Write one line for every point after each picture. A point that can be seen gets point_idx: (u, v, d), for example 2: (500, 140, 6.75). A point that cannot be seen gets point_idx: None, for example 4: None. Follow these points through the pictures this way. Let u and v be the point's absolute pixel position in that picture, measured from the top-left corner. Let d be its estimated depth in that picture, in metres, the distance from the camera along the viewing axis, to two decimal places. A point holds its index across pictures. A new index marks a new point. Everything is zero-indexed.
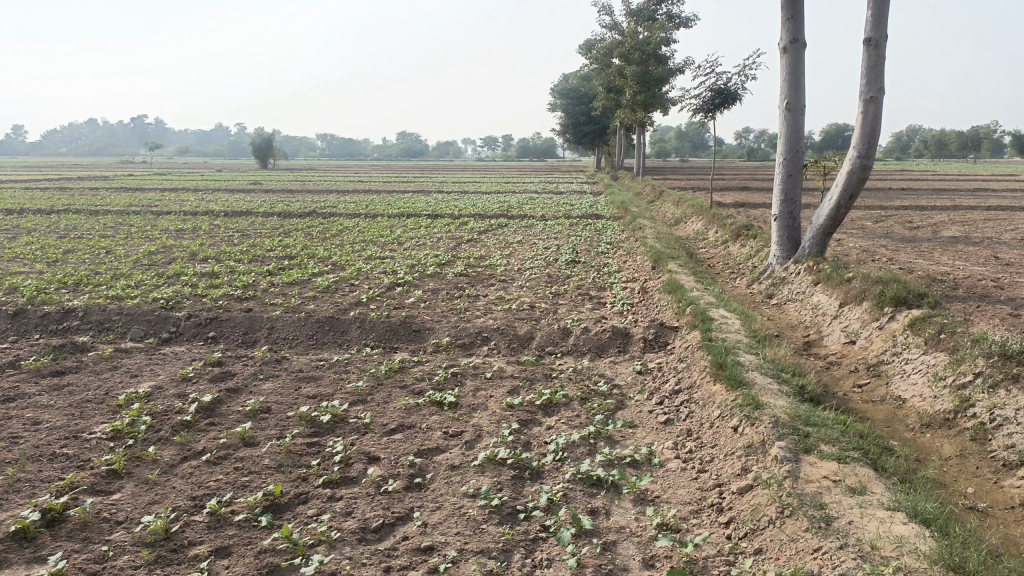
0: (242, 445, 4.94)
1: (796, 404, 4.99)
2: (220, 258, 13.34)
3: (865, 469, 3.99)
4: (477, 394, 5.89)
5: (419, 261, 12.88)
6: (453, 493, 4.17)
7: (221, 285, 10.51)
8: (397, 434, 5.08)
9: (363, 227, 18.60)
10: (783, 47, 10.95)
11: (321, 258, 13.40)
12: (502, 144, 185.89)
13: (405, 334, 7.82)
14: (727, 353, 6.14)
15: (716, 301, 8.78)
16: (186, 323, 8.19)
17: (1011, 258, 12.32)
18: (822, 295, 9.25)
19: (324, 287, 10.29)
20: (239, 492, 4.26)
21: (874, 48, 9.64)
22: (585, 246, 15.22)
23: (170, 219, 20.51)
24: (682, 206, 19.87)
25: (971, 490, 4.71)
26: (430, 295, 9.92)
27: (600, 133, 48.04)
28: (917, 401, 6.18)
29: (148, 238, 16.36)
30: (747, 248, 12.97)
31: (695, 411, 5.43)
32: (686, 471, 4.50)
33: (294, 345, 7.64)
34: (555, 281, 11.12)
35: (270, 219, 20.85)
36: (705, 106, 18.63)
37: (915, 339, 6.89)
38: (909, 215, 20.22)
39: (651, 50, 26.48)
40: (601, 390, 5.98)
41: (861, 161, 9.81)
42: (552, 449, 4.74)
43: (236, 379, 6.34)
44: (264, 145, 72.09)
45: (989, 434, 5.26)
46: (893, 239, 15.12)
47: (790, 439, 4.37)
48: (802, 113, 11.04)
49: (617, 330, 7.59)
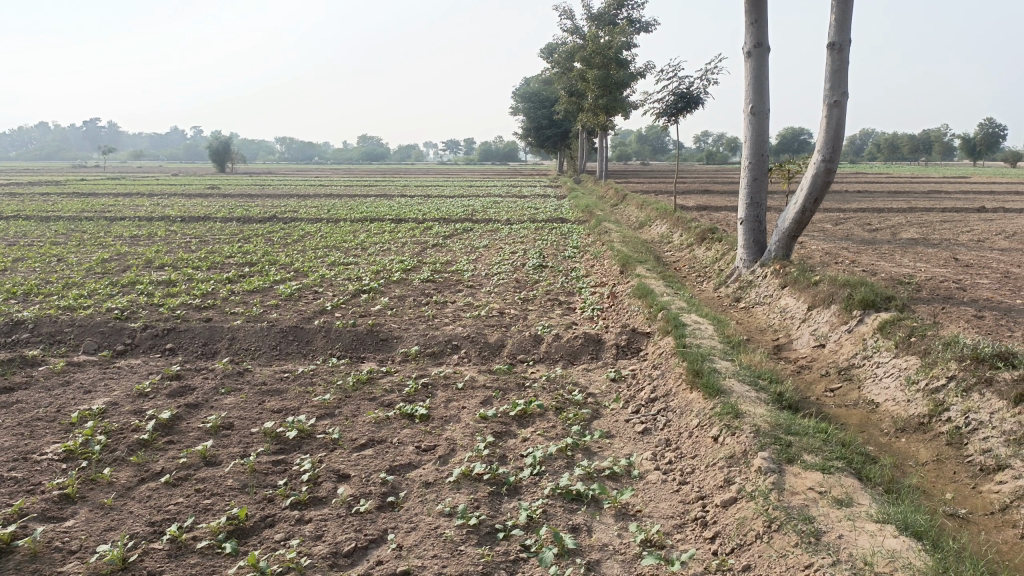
0: (204, 464, 4.71)
1: (775, 412, 4.92)
2: (177, 265, 12.96)
3: (850, 479, 3.94)
4: (449, 406, 5.72)
5: (384, 267, 12.66)
6: (428, 513, 4.01)
7: (179, 293, 10.16)
8: (367, 449, 4.89)
9: (325, 232, 18.28)
10: (746, 51, 10.96)
11: (283, 264, 13.09)
12: (464, 147, 185.60)
13: (372, 343, 7.61)
14: (702, 360, 6.05)
15: (686, 305, 8.73)
16: (143, 334, 7.87)
17: (970, 259, 12.55)
18: (790, 298, 9.26)
19: (287, 295, 10.01)
20: (201, 516, 4.03)
21: (837, 53, 9.68)
22: (552, 250, 15.13)
23: (124, 225, 19.94)
24: (646, 209, 19.90)
25: (950, 496, 4.73)
26: (397, 302, 9.72)
27: (562, 136, 48.13)
28: (890, 405, 6.17)
29: (101, 244, 15.83)
30: (712, 251, 13.00)
31: (672, 419, 5.34)
32: (666, 483, 4.40)
33: (257, 355, 7.38)
34: (523, 286, 10.99)
35: (229, 225, 20.41)
36: (667, 110, 18.68)
37: (885, 343, 6.90)
38: (867, 217, 20.54)
39: (612, 54, 26.52)
40: (575, 399, 5.86)
41: (825, 165, 9.85)
42: (529, 463, 4.60)
43: (195, 393, 6.08)
44: (222, 148, 70.83)
45: (964, 438, 5.27)
46: (855, 241, 15.30)
47: (772, 449, 4.29)
48: (767, 117, 11.06)
49: (588, 336, 7.49)
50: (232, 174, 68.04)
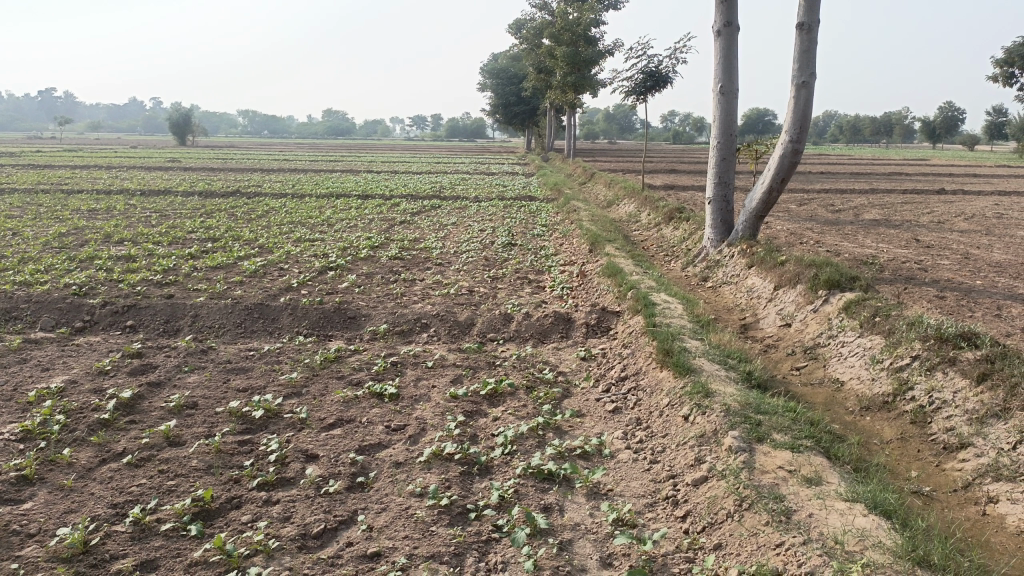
0: (167, 445, 4.60)
1: (745, 391, 4.95)
2: (137, 240, 12.66)
3: (819, 458, 3.97)
4: (419, 385, 5.67)
5: (351, 244, 12.50)
6: (399, 493, 3.96)
7: (139, 269, 9.92)
8: (335, 429, 4.82)
9: (289, 208, 17.99)
10: (716, 30, 10.94)
11: (247, 240, 12.85)
12: (432, 123, 183.95)
13: (340, 321, 7.51)
14: (673, 339, 6.07)
15: (656, 285, 8.75)
16: (102, 311, 7.67)
17: (931, 240, 12.79)
18: (756, 278, 9.34)
19: (251, 272, 9.83)
20: (165, 497, 3.94)
21: (806, 34, 9.70)
22: (520, 227, 15.09)
23: (82, 199, 19.41)
24: (615, 187, 19.91)
25: (914, 473, 4.84)
26: (364, 279, 9.60)
27: (530, 114, 47.89)
28: (855, 383, 6.26)
29: (58, 218, 15.40)
30: (680, 231, 13.06)
31: (643, 398, 5.35)
32: (638, 462, 4.40)
33: (221, 333, 7.23)
34: (492, 264, 10.94)
35: (191, 199, 19.99)
36: (637, 88, 18.65)
37: (850, 322, 6.98)
38: (830, 198, 20.81)
39: (581, 31, 26.39)
40: (546, 378, 5.84)
41: (793, 145, 9.91)
42: (500, 442, 4.57)
43: (158, 372, 5.94)
44: (182, 121, 69.23)
45: (928, 417, 5.38)
46: (819, 222, 15.49)
47: (742, 428, 4.31)
48: (736, 97, 11.08)
49: (559, 315, 7.47)
50: (193, 146, 66.56)
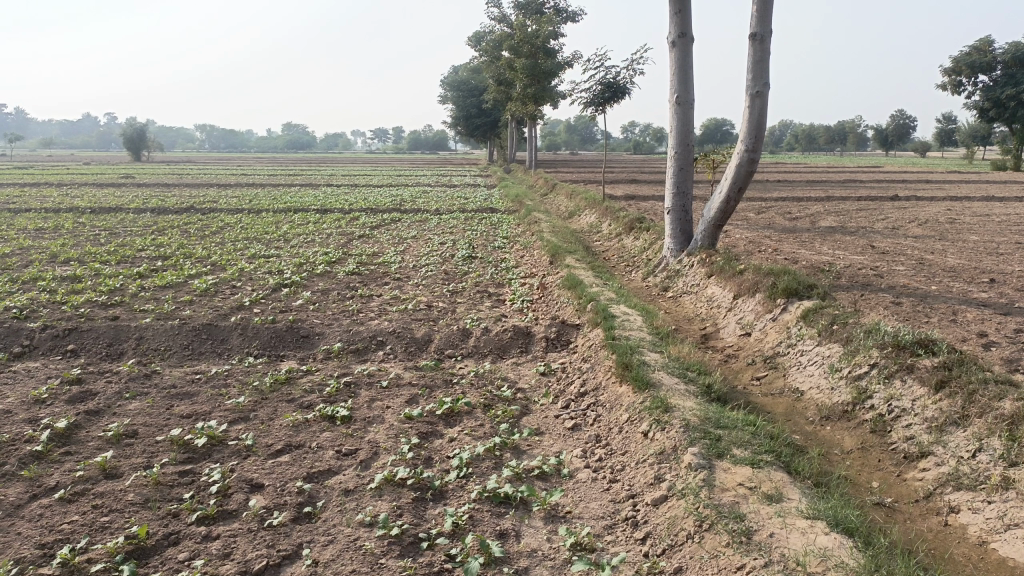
0: (103, 477, 4.35)
1: (704, 405, 4.86)
2: (84, 259, 12.26)
3: (780, 473, 3.88)
4: (373, 406, 5.48)
5: (307, 260, 12.24)
6: (348, 523, 3.78)
7: (84, 290, 9.57)
8: (283, 455, 4.62)
9: (246, 223, 17.64)
10: (671, 41, 10.97)
11: (199, 258, 12.53)
12: (393, 136, 183.35)
13: (292, 341, 7.29)
14: (632, 352, 5.97)
15: (616, 296, 8.67)
16: (41, 335, 7.33)
17: (886, 246, 12.94)
18: (716, 287, 9.32)
19: (202, 291, 9.54)
20: (97, 535, 3.70)
21: (759, 44, 9.75)
22: (481, 240, 14.96)
23: (28, 218, 18.82)
24: (576, 198, 19.88)
25: (876, 484, 4.80)
26: (320, 296, 9.37)
27: (491, 126, 47.93)
28: (814, 392, 6.23)
29: (3, 238, 14.89)
30: (641, 241, 13.05)
31: (602, 414, 5.24)
32: (597, 481, 4.27)
33: (167, 356, 6.95)
34: (452, 278, 10.78)
35: (143, 216, 19.49)
36: (595, 99, 18.68)
37: (809, 331, 6.97)
38: (788, 206, 21.05)
39: (540, 43, 26.47)
40: (504, 395, 5.69)
41: (749, 155, 9.94)
42: (455, 465, 4.41)
43: (97, 399, 5.66)
44: (137, 136, 67.87)
45: (888, 425, 5.36)
46: (777, 230, 15.62)
47: (702, 443, 4.21)
48: (691, 107, 11.11)
49: (517, 329, 7.34)
50: (150, 163, 65.23)
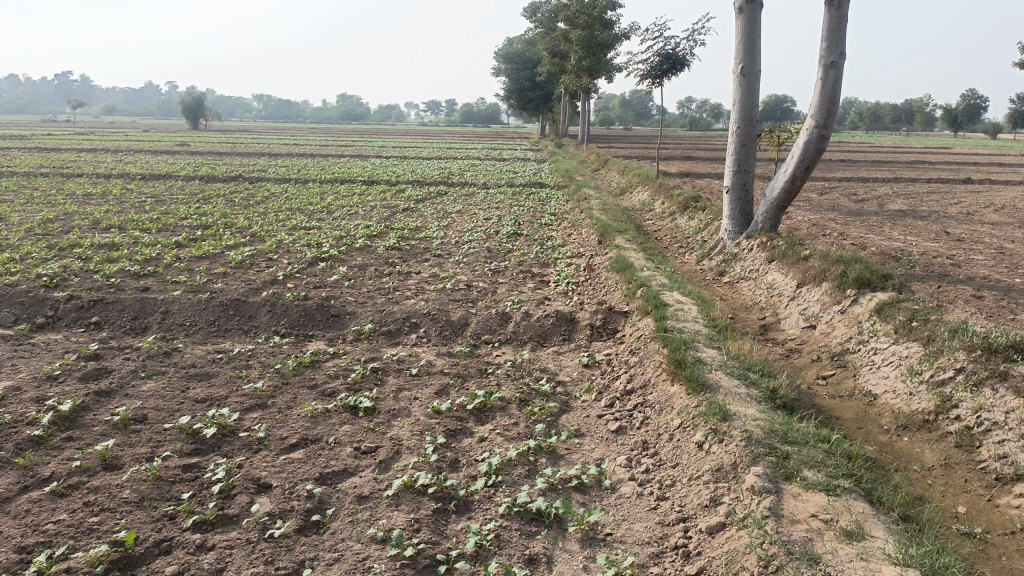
0: (101, 469, 4.00)
1: (768, 413, 4.27)
2: (125, 227, 12.10)
3: (860, 503, 3.30)
4: (400, 397, 5.04)
5: (347, 232, 11.88)
6: (358, 539, 3.34)
7: (119, 259, 9.35)
8: (296, 451, 4.21)
9: (291, 194, 17.37)
10: (738, 7, 10.16)
11: (240, 228, 12.28)
12: (446, 108, 182.63)
13: (322, 320, 6.89)
14: (685, 347, 5.37)
15: (668, 282, 8.06)
16: (66, 306, 7.07)
17: (962, 233, 12.00)
18: (777, 273, 8.64)
19: (237, 263, 9.23)
20: (81, 540, 3.33)
21: (835, 10, 8.91)
22: (528, 216, 14.44)
23: (79, 184, 18.89)
24: (629, 174, 19.12)
25: (963, 509, 4.21)
26: (356, 272, 8.98)
27: (545, 99, 47.08)
28: (890, 397, 5.59)
29: (51, 203, 14.90)
30: (695, 221, 12.37)
31: (651, 416, 4.71)
32: (642, 499, 3.75)
33: (192, 332, 6.62)
34: (495, 255, 10.31)
35: (191, 184, 19.41)
36: (652, 72, 17.83)
37: (883, 327, 6.29)
38: (852, 187, 19.96)
39: (596, 14, 25.53)
40: (542, 390, 5.18)
41: (819, 131, 9.19)
42: (484, 471, 3.94)
43: (111, 378, 5.35)
44: (194, 104, 68.70)
45: (976, 440, 4.75)
46: (842, 212, 14.75)
47: (766, 461, 3.64)
48: (757, 79, 10.33)
49: (561, 315, 6.82)
50: (208, 131, 65.75)
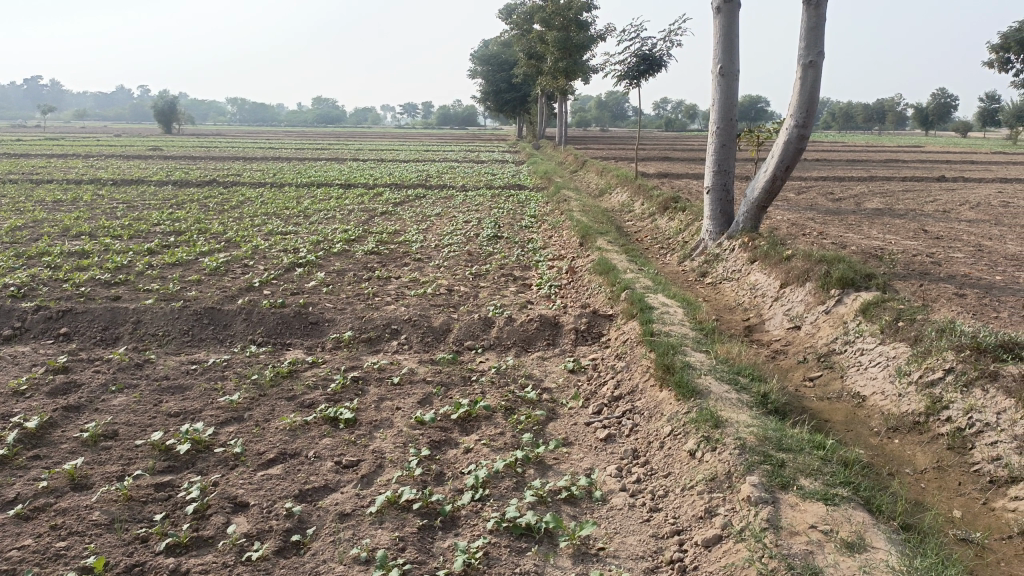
0: (69, 490, 3.81)
1: (760, 419, 4.18)
2: (96, 234, 11.81)
3: (859, 512, 3.21)
4: (381, 407, 4.89)
5: (324, 237, 11.69)
6: (340, 560, 3.19)
7: (89, 267, 9.09)
8: (275, 466, 4.05)
9: (266, 198, 17.12)
10: (716, 6, 10.11)
11: (214, 233, 12.04)
12: (423, 110, 182.15)
13: (300, 328, 6.71)
14: (673, 352, 5.27)
15: (653, 284, 7.97)
16: (33, 317, 6.83)
17: (939, 231, 12.05)
18: (759, 274, 8.58)
19: (211, 269, 9.01)
20: (47, 567, 3.15)
21: (814, 10, 8.87)
22: (508, 218, 14.32)
23: (48, 189, 18.49)
24: (607, 175, 19.07)
25: (959, 514, 4.13)
26: (335, 277, 8.80)
27: (521, 101, 47.01)
28: (879, 399, 5.53)
29: (19, 210, 14.53)
30: (676, 221, 12.32)
31: (640, 424, 4.60)
32: (635, 510, 3.64)
33: (165, 342, 6.42)
34: (475, 259, 10.17)
35: (164, 189, 19.09)
36: (630, 72, 17.78)
37: (870, 327, 6.23)
38: (829, 186, 20.04)
39: (572, 15, 25.49)
40: (527, 397, 5.05)
41: (799, 130, 9.14)
42: (470, 485, 3.81)
43: (80, 392, 5.14)
44: (167, 108, 67.79)
45: (968, 442, 4.69)
46: (820, 211, 14.79)
47: (762, 470, 3.55)
48: (736, 79, 10.29)
49: (545, 319, 6.70)
50: (181, 135, 64.84)
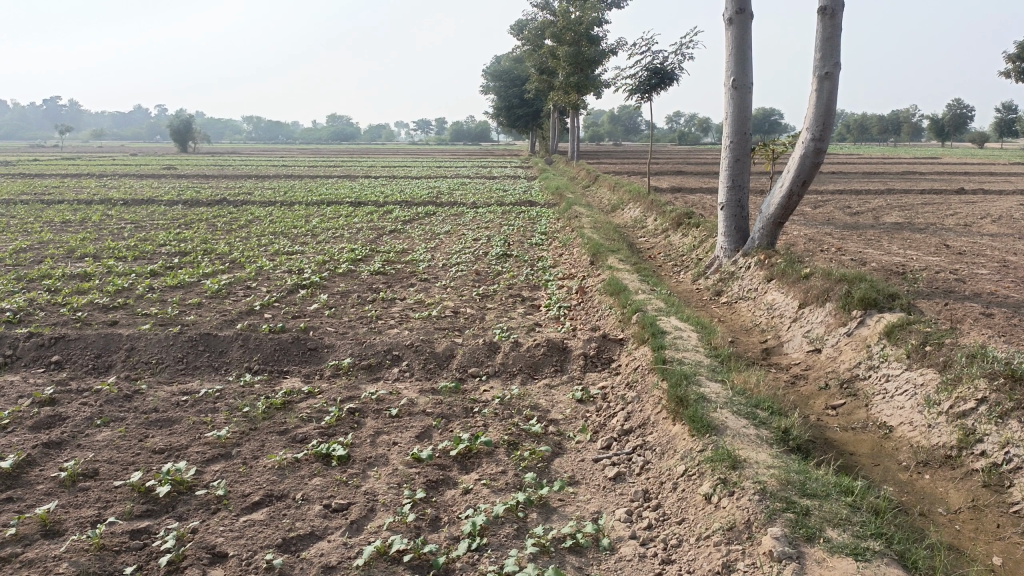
0: (40, 537, 3.56)
1: (781, 458, 3.88)
2: (101, 255, 11.66)
3: (893, 570, 2.91)
4: (377, 443, 4.62)
5: (331, 257, 11.48)
6: None
7: (89, 290, 8.90)
8: (260, 510, 3.79)
9: (275, 217, 16.97)
10: (728, 18, 9.84)
11: (219, 254, 11.87)
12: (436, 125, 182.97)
13: (298, 354, 6.46)
14: (687, 382, 4.97)
15: (666, 305, 7.67)
16: (26, 344, 6.62)
17: (961, 246, 11.68)
18: (777, 293, 8.26)
19: (212, 292, 8.80)
20: None
21: (830, 20, 8.58)
22: (518, 236, 14.07)
23: (58, 210, 18.46)
24: (619, 190, 18.80)
25: (998, 560, 3.80)
26: (338, 299, 8.57)
27: (533, 116, 46.94)
28: (907, 429, 5.20)
29: (26, 232, 14.44)
30: (689, 238, 12.02)
31: (652, 461, 4.31)
32: (646, 562, 3.34)
33: (158, 371, 6.18)
34: (483, 278, 9.92)
35: (174, 208, 19.02)
36: (641, 86, 17.54)
37: (895, 351, 5.89)
38: (846, 200, 19.66)
39: (583, 30, 25.21)
40: (532, 431, 4.77)
41: (815, 145, 8.82)
42: (467, 533, 3.52)
43: (64, 426, 4.91)
44: (182, 127, 68.28)
45: (1006, 480, 4.35)
46: (837, 226, 14.44)
47: (784, 520, 3.25)
48: (750, 92, 10.00)
49: (552, 344, 6.42)
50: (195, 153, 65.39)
